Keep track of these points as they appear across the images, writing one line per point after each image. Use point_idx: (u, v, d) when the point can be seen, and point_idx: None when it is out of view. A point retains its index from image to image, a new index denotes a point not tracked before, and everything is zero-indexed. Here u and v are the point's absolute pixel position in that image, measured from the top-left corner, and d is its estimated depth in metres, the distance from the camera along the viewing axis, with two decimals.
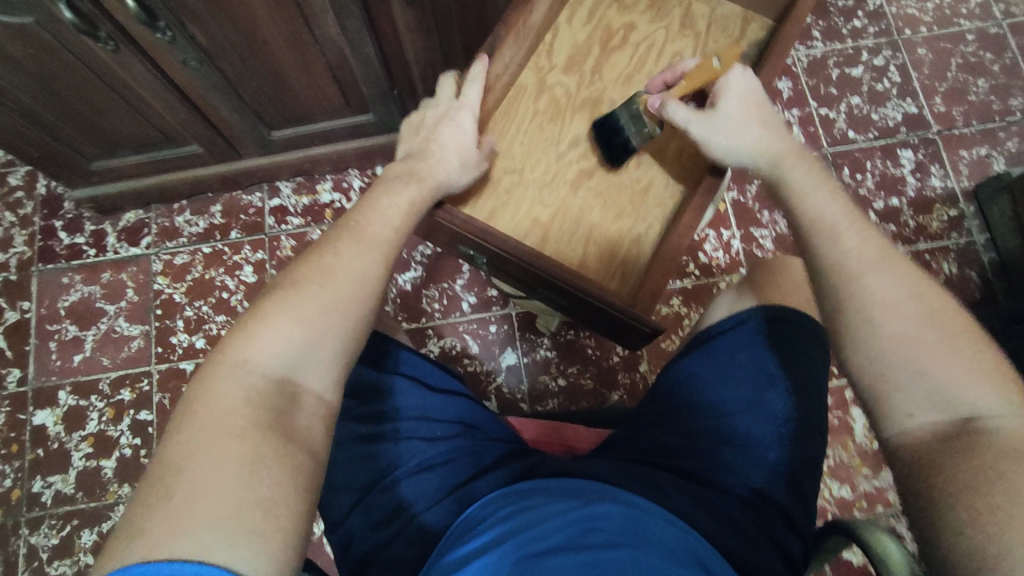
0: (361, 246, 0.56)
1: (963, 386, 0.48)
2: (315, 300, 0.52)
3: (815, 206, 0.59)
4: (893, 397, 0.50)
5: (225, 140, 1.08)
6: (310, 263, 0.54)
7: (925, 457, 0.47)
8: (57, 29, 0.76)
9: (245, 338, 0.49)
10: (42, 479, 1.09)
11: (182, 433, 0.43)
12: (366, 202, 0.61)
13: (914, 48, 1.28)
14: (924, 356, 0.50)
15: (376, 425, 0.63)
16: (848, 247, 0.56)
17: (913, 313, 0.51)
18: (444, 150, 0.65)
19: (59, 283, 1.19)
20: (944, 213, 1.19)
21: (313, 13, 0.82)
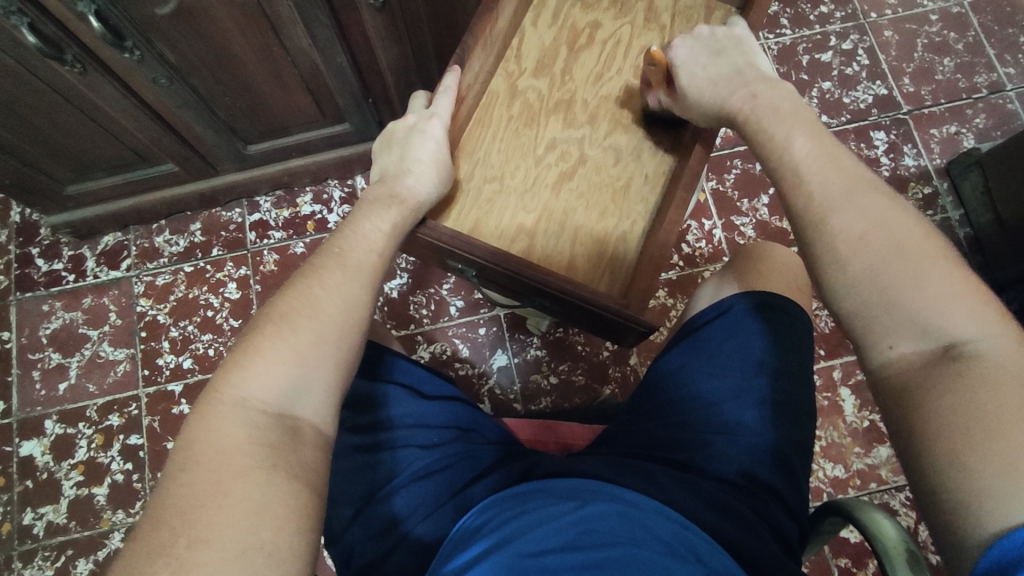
0: (347, 272, 0.56)
1: (941, 311, 0.49)
2: (306, 329, 0.50)
3: (783, 147, 0.60)
4: (875, 329, 0.51)
5: (201, 157, 1.07)
6: (298, 293, 0.53)
7: (913, 387, 0.47)
8: (22, 54, 0.75)
9: (238, 373, 0.48)
10: (33, 510, 1.07)
11: (180, 478, 0.41)
12: (348, 227, 0.61)
13: (880, 31, 1.30)
14: (900, 287, 0.50)
15: (372, 436, 0.63)
16: (815, 185, 0.57)
17: (881, 244, 0.52)
18: (421, 169, 0.65)
19: (39, 311, 1.17)
20: (919, 190, 1.22)
21: (283, 25, 0.82)
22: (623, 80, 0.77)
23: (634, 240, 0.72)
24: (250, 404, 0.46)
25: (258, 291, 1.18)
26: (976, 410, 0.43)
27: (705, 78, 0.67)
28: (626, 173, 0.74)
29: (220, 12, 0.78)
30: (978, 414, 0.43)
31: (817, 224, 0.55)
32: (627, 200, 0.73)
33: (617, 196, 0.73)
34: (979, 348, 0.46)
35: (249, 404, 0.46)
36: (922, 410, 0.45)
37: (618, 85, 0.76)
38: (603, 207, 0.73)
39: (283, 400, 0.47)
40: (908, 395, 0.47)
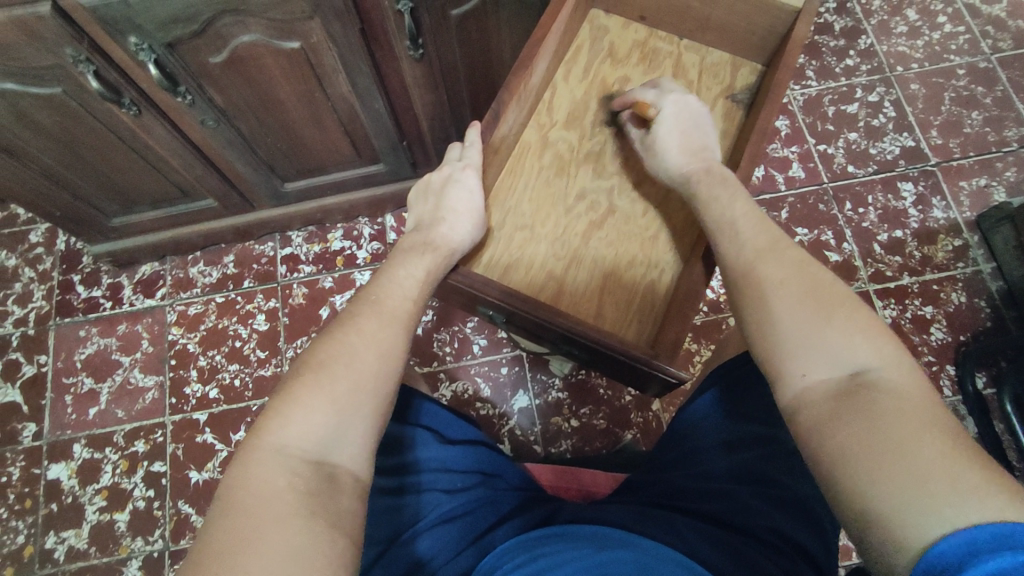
0: (384, 319, 0.57)
1: (850, 345, 0.51)
2: (343, 377, 0.52)
3: (725, 207, 0.63)
4: (791, 360, 0.52)
5: (239, 194, 1.12)
6: (335, 340, 0.55)
7: (828, 413, 0.48)
8: (84, 97, 0.80)
9: (279, 420, 0.49)
10: (55, 534, 1.09)
11: (223, 524, 0.43)
12: (384, 275, 0.62)
13: (907, 84, 1.31)
14: (810, 325, 0.52)
15: (397, 478, 0.63)
16: (746, 239, 0.60)
17: (801, 289, 0.55)
18: (455, 217, 0.67)
19: (76, 336, 1.21)
20: (949, 243, 1.20)
21: (326, 73, 0.86)
22: None
23: (661, 288, 0.73)
24: (290, 452, 0.47)
25: (286, 323, 1.21)
26: (886, 425, 0.45)
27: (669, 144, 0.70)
28: (656, 223, 0.76)
29: (269, 61, 0.82)
30: (890, 434, 0.44)
31: (744, 270, 0.58)
32: (653, 248, 0.75)
33: (643, 245, 0.75)
34: (880, 376, 0.49)
35: (289, 452, 0.48)
36: (834, 434, 0.47)
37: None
38: (631, 256, 0.74)
39: (321, 449, 0.48)
40: (825, 420, 0.48)
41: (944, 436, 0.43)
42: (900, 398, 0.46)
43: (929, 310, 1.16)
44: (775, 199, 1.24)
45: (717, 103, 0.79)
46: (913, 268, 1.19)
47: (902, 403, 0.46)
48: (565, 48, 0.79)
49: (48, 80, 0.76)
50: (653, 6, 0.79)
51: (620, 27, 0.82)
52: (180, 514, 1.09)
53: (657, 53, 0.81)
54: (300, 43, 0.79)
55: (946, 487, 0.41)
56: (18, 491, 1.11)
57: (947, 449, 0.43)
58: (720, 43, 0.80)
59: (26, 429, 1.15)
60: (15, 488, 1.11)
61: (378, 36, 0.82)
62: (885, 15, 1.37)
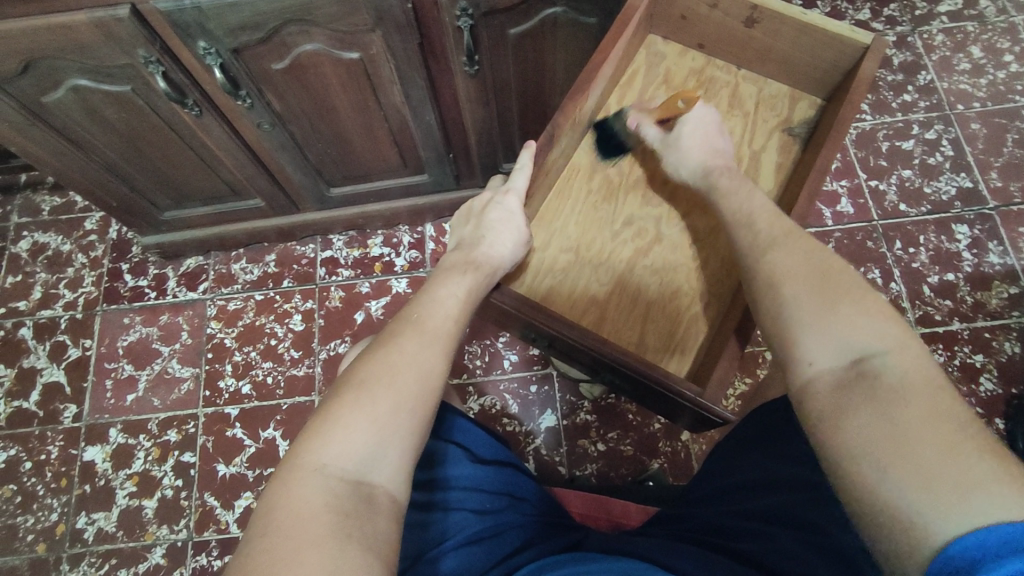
0: (425, 339, 0.57)
1: (857, 326, 0.48)
2: (383, 396, 0.52)
3: (743, 201, 0.63)
4: (797, 346, 0.50)
5: (287, 196, 1.14)
6: (377, 359, 0.55)
7: (833, 405, 0.45)
8: (150, 96, 0.83)
9: (318, 440, 0.49)
10: (86, 515, 1.11)
11: (262, 542, 0.43)
12: (426, 293, 0.63)
13: (966, 123, 1.28)
14: (819, 312, 0.50)
15: (424, 495, 0.63)
16: (757, 231, 0.59)
17: (806, 272, 0.53)
18: (495, 237, 0.67)
19: (120, 323, 1.25)
20: (1004, 290, 1.16)
21: (381, 84, 0.87)
22: None
23: (706, 322, 0.72)
24: (328, 472, 0.47)
25: (321, 324, 1.22)
26: (893, 418, 0.42)
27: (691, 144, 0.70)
28: (706, 253, 0.75)
29: (328, 70, 0.84)
30: (897, 423, 0.41)
31: (756, 261, 0.57)
32: (700, 280, 0.74)
33: (689, 277, 0.74)
34: (887, 361, 0.45)
35: (328, 471, 0.48)
36: (838, 425, 0.44)
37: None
38: (676, 287, 0.74)
39: (360, 468, 0.49)
40: (831, 411, 0.45)
41: (953, 428, 0.40)
42: (909, 383, 0.43)
43: (980, 359, 1.11)
44: (821, 233, 1.21)
45: (774, 135, 0.78)
46: (965, 313, 1.14)
47: (908, 390, 0.43)
48: (621, 72, 0.79)
49: (119, 79, 0.79)
50: (713, 35, 0.78)
51: (677, 54, 0.82)
52: (205, 506, 1.11)
53: (713, 82, 0.81)
54: (359, 54, 0.81)
55: (954, 480, 0.37)
56: (54, 469, 1.15)
57: (957, 443, 0.39)
58: (779, 75, 0.79)
59: (67, 410, 1.18)
60: (52, 467, 1.15)
61: (435, 51, 0.83)
62: (947, 51, 1.33)
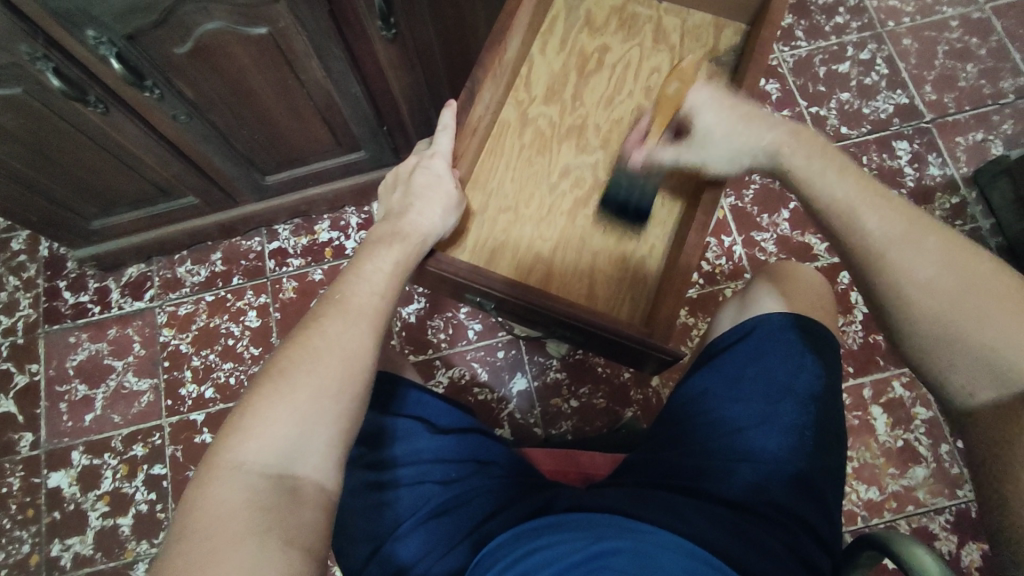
0: (347, 319, 0.56)
1: (1017, 353, 0.48)
2: (304, 384, 0.51)
3: (830, 189, 0.57)
4: (951, 373, 0.51)
5: (220, 189, 1.09)
6: (296, 347, 0.53)
7: (996, 434, 0.48)
8: (47, 97, 0.78)
9: (237, 435, 0.48)
10: (60, 542, 1.08)
11: (179, 547, 0.43)
12: (350, 271, 0.60)
13: (898, 39, 1.28)
14: (972, 334, 0.50)
15: (384, 473, 0.63)
16: (871, 229, 0.54)
17: (949, 285, 0.51)
18: (424, 203, 0.65)
19: (66, 343, 1.19)
20: (946, 200, 1.18)
21: (297, 58, 0.83)
22: (634, 103, 0.77)
23: (654, 264, 0.72)
24: (249, 467, 0.47)
25: (277, 318, 1.19)
26: (1022, 446, 0.46)
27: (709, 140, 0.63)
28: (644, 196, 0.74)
29: (237, 49, 0.79)
30: None
31: (880, 271, 0.54)
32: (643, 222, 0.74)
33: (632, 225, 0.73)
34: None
35: (247, 467, 0.47)
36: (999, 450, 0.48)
37: (629, 107, 0.77)
38: (620, 233, 0.73)
39: (283, 460, 0.48)
40: (995, 438, 0.48)
41: None
42: None
43: None
44: None
45: (701, 67, 0.77)
46: None
47: None
48: (541, 19, 0.77)
49: (8, 81, 0.74)
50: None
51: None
52: None
53: (636, 19, 0.79)
54: (268, 28, 0.76)
55: None
56: (19, 501, 1.11)
57: None
58: (701, 5, 0.77)
59: (23, 439, 1.14)
60: (16, 498, 1.11)
61: (348, 18, 0.78)
62: None
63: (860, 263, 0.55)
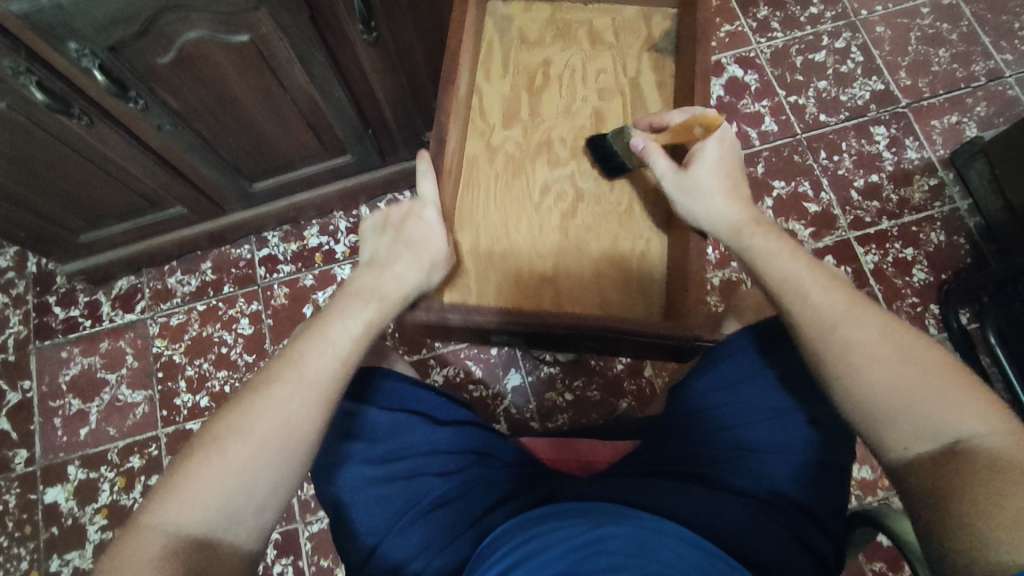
0: (298, 382, 0.55)
1: (948, 415, 0.49)
2: (239, 450, 0.51)
3: (782, 262, 0.61)
4: (888, 434, 0.51)
5: (208, 198, 1.09)
6: (240, 409, 0.53)
7: (932, 476, 0.48)
8: (30, 112, 0.78)
9: (168, 498, 0.49)
10: (59, 557, 1.08)
11: None
12: (316, 325, 0.60)
13: (872, 27, 1.30)
14: (908, 395, 0.51)
15: (387, 465, 0.63)
16: (817, 300, 0.57)
17: (890, 360, 0.52)
18: (412, 256, 0.67)
19: (58, 358, 1.19)
20: (925, 183, 1.21)
21: (280, 64, 0.84)
22: None
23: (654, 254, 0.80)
24: (171, 532, 0.48)
25: (270, 324, 1.19)
26: (958, 479, 0.46)
27: (710, 185, 0.68)
28: (624, 197, 0.82)
29: (220, 57, 0.80)
30: (993, 492, 0.44)
31: (826, 338, 0.55)
32: (631, 223, 0.81)
33: (618, 232, 0.80)
34: (988, 444, 0.47)
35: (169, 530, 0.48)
36: (938, 489, 0.47)
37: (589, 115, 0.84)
38: (613, 234, 0.80)
39: (209, 527, 0.49)
40: (932, 483, 0.48)
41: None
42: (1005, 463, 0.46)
43: (910, 252, 1.16)
44: (749, 155, 1.23)
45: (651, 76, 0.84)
46: (891, 211, 1.19)
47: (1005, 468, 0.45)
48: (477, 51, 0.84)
49: None
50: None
51: (522, 13, 0.87)
52: None
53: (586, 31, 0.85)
54: (249, 35, 0.77)
55: None
56: (16, 518, 1.10)
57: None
58: None
59: (18, 455, 1.13)
60: (13, 516, 1.10)
61: (329, 22, 0.79)
62: None
63: (803, 333, 0.56)
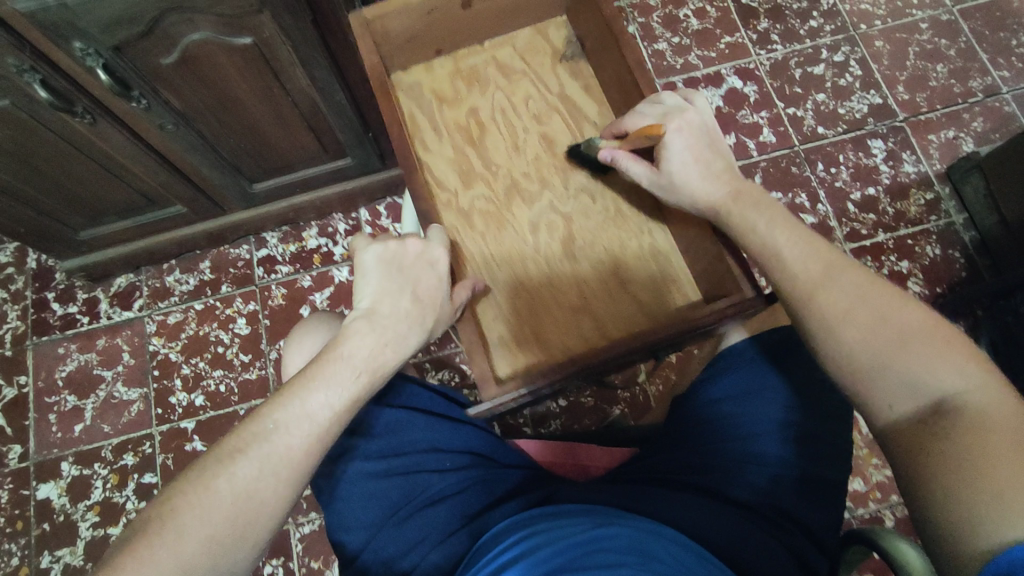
0: (267, 463, 0.52)
1: (930, 371, 0.50)
2: (196, 531, 0.49)
3: (763, 237, 0.61)
4: (872, 391, 0.52)
5: (208, 198, 1.10)
6: (201, 484, 0.51)
7: (914, 439, 0.49)
8: (34, 109, 0.79)
9: (117, 574, 0.47)
10: (50, 554, 1.08)
11: None
12: (296, 390, 0.56)
13: (871, 41, 1.32)
14: (891, 355, 0.52)
15: (388, 460, 0.63)
16: (797, 267, 0.58)
17: (864, 317, 0.53)
18: (416, 317, 0.63)
19: (55, 354, 1.19)
20: (921, 196, 1.21)
21: (282, 67, 0.84)
22: None
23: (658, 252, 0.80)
24: None
25: (267, 324, 1.20)
26: (939, 447, 0.47)
27: (686, 174, 0.68)
28: (610, 202, 0.82)
29: (223, 59, 0.80)
30: (973, 454, 0.45)
31: (807, 305, 0.56)
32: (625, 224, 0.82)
33: (617, 237, 0.81)
34: (965, 400, 0.48)
35: None
36: (919, 455, 0.48)
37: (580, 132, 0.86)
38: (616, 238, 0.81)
39: None
40: (913, 446, 0.49)
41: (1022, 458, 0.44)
42: (985, 423, 0.46)
43: (905, 265, 1.17)
44: (747, 166, 1.24)
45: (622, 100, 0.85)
46: (887, 224, 1.20)
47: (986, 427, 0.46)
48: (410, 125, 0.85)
49: None
50: (445, 38, 0.86)
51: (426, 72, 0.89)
52: None
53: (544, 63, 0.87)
54: (252, 38, 0.78)
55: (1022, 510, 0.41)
56: (8, 514, 1.10)
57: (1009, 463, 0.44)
58: None
59: (11, 451, 1.14)
60: (5, 511, 1.10)
61: (331, 27, 0.80)
62: None
63: (787, 301, 0.58)
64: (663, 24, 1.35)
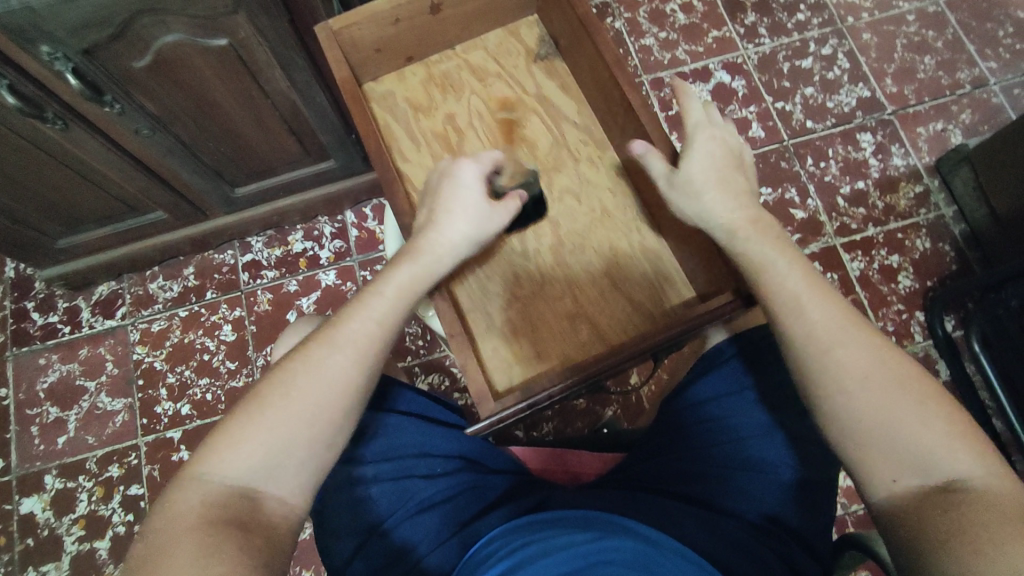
0: (333, 347, 0.56)
1: (939, 449, 0.49)
2: (283, 403, 0.53)
3: (781, 276, 0.58)
4: (875, 465, 0.51)
5: (189, 203, 1.08)
6: (281, 369, 0.55)
7: (918, 517, 0.48)
8: (3, 115, 0.76)
9: (216, 447, 0.52)
10: (35, 569, 1.06)
11: (146, 539, 0.47)
12: (355, 300, 0.60)
13: (858, 34, 1.31)
14: (900, 427, 0.50)
15: (376, 466, 0.62)
16: (814, 319, 0.55)
17: (877, 382, 0.52)
18: (448, 216, 0.64)
19: (36, 365, 1.17)
20: (911, 190, 1.21)
21: (261, 69, 0.82)
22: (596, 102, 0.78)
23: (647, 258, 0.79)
24: (217, 477, 0.50)
25: (253, 331, 1.18)
26: (948, 525, 0.46)
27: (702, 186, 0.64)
28: (595, 203, 0.81)
29: (198, 62, 0.78)
30: (983, 535, 0.44)
31: (821, 357, 0.54)
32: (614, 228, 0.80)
33: (607, 238, 0.79)
34: (972, 485, 0.48)
35: (216, 475, 0.50)
36: (926, 534, 0.46)
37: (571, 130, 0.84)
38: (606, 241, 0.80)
39: (254, 474, 0.51)
40: (916, 524, 0.47)
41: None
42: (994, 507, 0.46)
43: (896, 259, 1.17)
44: None
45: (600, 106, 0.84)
46: (877, 218, 1.19)
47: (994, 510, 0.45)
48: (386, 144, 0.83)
49: None
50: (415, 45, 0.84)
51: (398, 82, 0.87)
52: None
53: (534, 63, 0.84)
54: (227, 39, 0.76)
55: None
56: None
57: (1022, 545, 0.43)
58: None
59: None
60: None
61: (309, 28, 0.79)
62: None
63: (798, 351, 0.55)
64: (650, 19, 1.33)
